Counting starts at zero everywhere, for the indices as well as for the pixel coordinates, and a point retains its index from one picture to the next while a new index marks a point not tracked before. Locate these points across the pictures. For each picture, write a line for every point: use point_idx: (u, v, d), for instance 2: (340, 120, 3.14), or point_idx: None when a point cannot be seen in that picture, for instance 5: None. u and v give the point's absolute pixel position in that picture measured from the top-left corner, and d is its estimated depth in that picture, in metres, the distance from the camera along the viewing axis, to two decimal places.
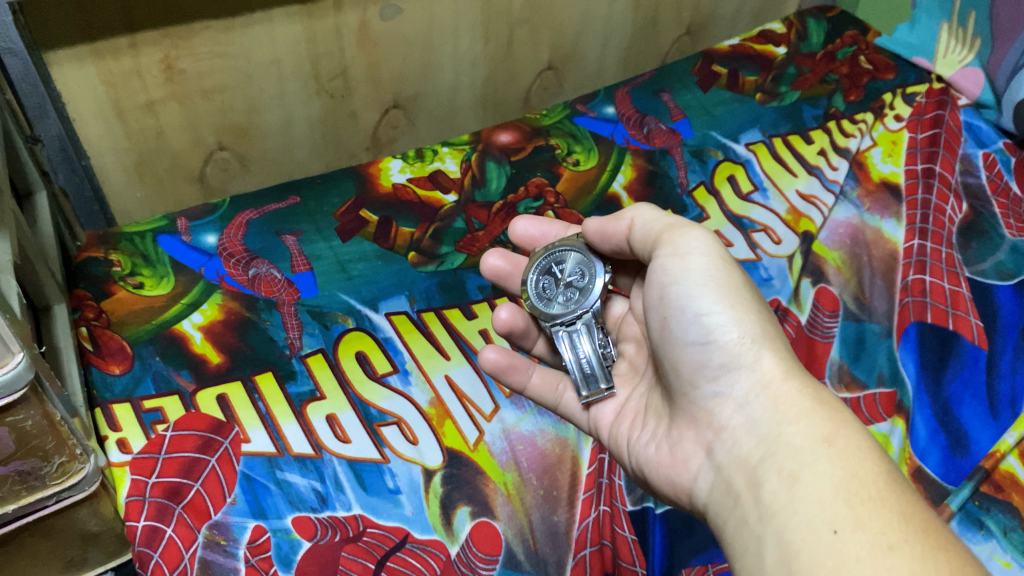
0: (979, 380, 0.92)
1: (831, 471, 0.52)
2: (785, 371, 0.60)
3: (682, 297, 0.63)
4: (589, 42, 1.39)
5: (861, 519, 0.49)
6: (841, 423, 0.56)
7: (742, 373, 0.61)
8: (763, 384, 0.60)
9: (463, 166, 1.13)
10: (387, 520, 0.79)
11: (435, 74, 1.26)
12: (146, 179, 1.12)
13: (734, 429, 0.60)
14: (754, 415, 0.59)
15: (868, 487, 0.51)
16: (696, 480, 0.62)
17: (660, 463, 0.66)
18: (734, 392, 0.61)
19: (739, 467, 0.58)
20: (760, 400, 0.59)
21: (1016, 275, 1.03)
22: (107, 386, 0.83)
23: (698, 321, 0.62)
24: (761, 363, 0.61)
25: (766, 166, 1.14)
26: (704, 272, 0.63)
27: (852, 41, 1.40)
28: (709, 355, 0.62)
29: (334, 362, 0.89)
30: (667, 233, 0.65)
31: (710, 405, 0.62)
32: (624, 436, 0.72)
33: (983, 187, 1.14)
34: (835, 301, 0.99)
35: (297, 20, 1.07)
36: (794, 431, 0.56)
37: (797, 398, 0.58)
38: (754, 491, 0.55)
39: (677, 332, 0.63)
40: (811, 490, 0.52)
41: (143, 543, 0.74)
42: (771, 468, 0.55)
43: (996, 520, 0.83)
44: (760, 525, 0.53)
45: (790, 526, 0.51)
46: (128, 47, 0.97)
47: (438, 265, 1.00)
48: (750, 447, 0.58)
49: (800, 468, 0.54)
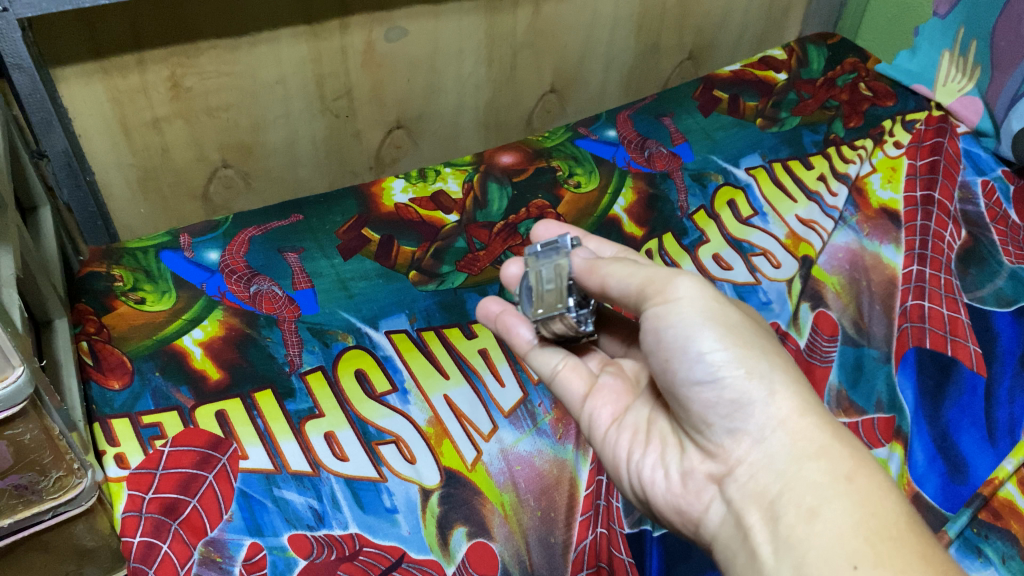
0: (977, 407, 0.93)
1: (850, 510, 0.51)
2: (800, 407, 0.57)
3: (679, 340, 0.58)
4: (590, 66, 1.41)
5: (882, 556, 0.48)
6: (851, 455, 0.55)
7: (754, 411, 0.57)
8: (778, 421, 0.57)
9: (465, 186, 1.13)
10: (383, 539, 0.78)
11: (438, 96, 1.27)
12: (149, 196, 1.13)
13: (748, 467, 0.57)
14: (771, 451, 0.56)
15: (888, 527, 0.50)
16: (707, 511, 0.60)
17: (667, 491, 0.63)
18: (747, 428, 0.57)
19: (755, 502, 0.56)
20: (776, 436, 0.56)
21: (1014, 302, 1.04)
22: (106, 401, 0.83)
23: (702, 360, 0.57)
24: (774, 400, 0.57)
25: (767, 191, 1.14)
26: (699, 313, 0.58)
27: (852, 68, 1.41)
28: (718, 395, 0.58)
29: (334, 380, 0.89)
30: (651, 274, 0.61)
31: (722, 441, 0.59)
32: (622, 452, 0.68)
33: (983, 214, 1.15)
34: (834, 325, 0.99)
35: (303, 40, 1.08)
36: (814, 466, 0.54)
37: (817, 434, 0.56)
38: (771, 525, 0.54)
39: (680, 374, 0.59)
40: (830, 526, 0.51)
41: (138, 559, 0.74)
42: (789, 502, 0.54)
43: (995, 547, 0.82)
44: (776, 561, 0.52)
45: (808, 558, 0.50)
46: (135, 65, 0.98)
47: (439, 285, 1.01)
48: (765, 486, 0.56)
49: (819, 503, 0.52)
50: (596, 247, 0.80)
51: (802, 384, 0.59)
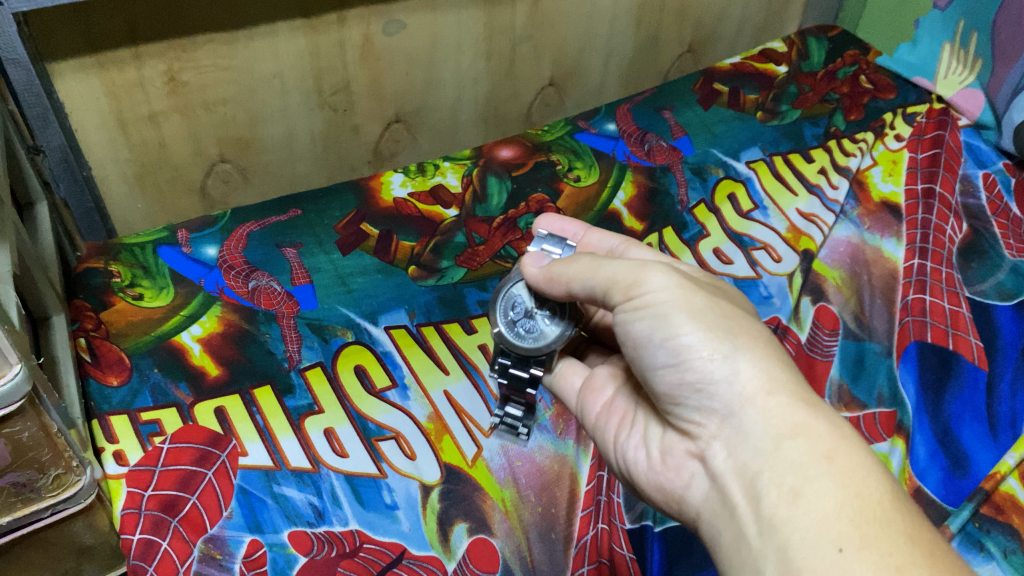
0: (979, 401, 0.92)
1: (833, 490, 0.49)
2: (769, 385, 0.55)
3: (641, 330, 0.58)
4: (590, 59, 1.40)
5: (867, 539, 0.46)
6: (846, 432, 0.53)
7: (718, 390, 0.56)
8: (746, 399, 0.55)
9: (464, 181, 1.12)
10: (383, 536, 0.78)
11: (437, 90, 1.27)
12: (146, 191, 1.12)
13: (723, 443, 0.56)
14: (742, 429, 0.55)
15: (872, 507, 0.48)
16: (687, 488, 0.60)
17: (649, 468, 0.64)
18: (714, 406, 0.56)
19: (736, 478, 0.54)
20: (745, 413, 0.55)
21: (1016, 295, 1.03)
22: (105, 398, 0.83)
23: (663, 345, 0.57)
24: (740, 378, 0.55)
25: (767, 185, 1.14)
26: (661, 300, 0.57)
27: (853, 61, 1.40)
28: (682, 377, 0.57)
29: (333, 375, 0.89)
30: (616, 272, 0.59)
31: (695, 418, 0.58)
32: (611, 435, 0.70)
33: (983, 207, 1.14)
34: (835, 320, 0.99)
35: (301, 34, 1.07)
36: (792, 446, 0.52)
37: (788, 412, 0.54)
38: (753, 504, 0.52)
39: (647, 358, 0.59)
40: (814, 507, 0.49)
41: (138, 556, 0.74)
42: (770, 482, 0.52)
43: (997, 542, 0.82)
44: (761, 542, 0.50)
45: (792, 543, 0.48)
46: (131, 59, 0.97)
47: (438, 280, 1.00)
48: (743, 463, 0.54)
49: (801, 483, 0.50)
50: (597, 239, 0.79)
51: (778, 359, 0.57)
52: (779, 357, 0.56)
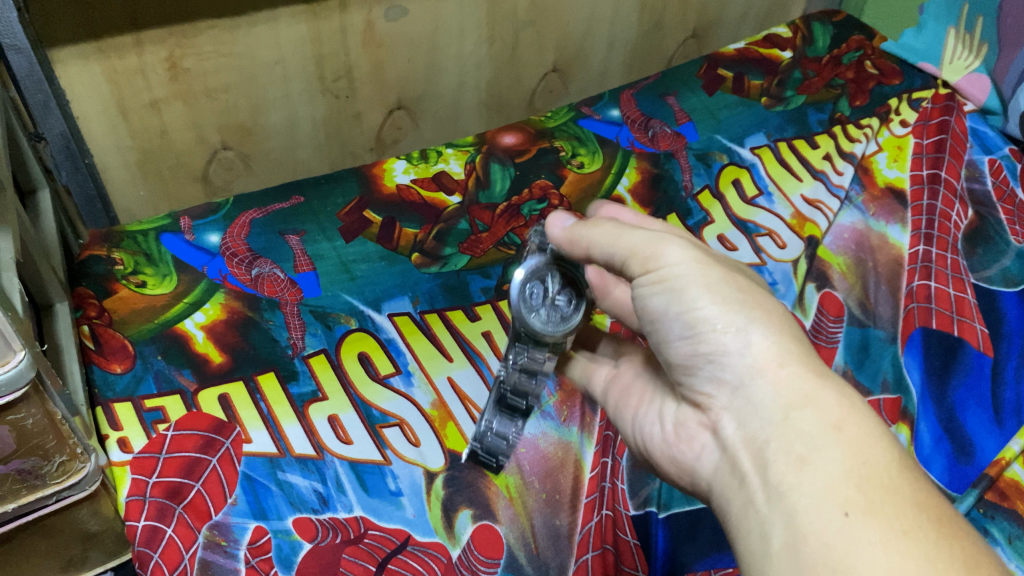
0: (983, 387, 0.92)
1: (842, 458, 0.49)
2: (781, 357, 0.54)
3: (656, 300, 0.57)
4: (594, 45, 1.39)
5: (874, 503, 0.46)
6: (857, 402, 0.53)
7: (731, 361, 0.55)
8: (757, 371, 0.55)
9: (467, 167, 1.12)
10: (388, 522, 0.79)
11: (440, 76, 1.26)
12: (148, 178, 1.12)
13: (734, 415, 0.56)
14: (752, 399, 0.54)
15: (879, 474, 0.48)
16: (698, 457, 0.60)
17: (663, 440, 0.64)
18: (726, 378, 0.56)
19: (747, 448, 0.54)
20: (757, 384, 0.54)
21: (1021, 282, 1.03)
22: (108, 385, 0.83)
23: (679, 315, 0.56)
24: (752, 351, 0.55)
25: (771, 171, 1.13)
26: (677, 272, 0.56)
27: (858, 46, 1.39)
28: (697, 349, 0.57)
29: (337, 362, 0.88)
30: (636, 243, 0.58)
31: (707, 390, 0.58)
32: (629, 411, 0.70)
33: (989, 193, 1.14)
34: (839, 305, 0.98)
35: (303, 19, 1.06)
36: (801, 415, 0.52)
37: (799, 383, 0.53)
38: (761, 473, 0.52)
39: (663, 329, 0.58)
40: (820, 475, 0.48)
41: (143, 542, 0.74)
42: (779, 450, 0.51)
43: (1001, 527, 0.82)
44: (769, 508, 0.50)
45: (799, 509, 0.48)
46: (132, 45, 0.97)
47: (442, 267, 1.00)
48: (753, 432, 0.54)
49: (809, 452, 0.50)
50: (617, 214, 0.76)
51: (792, 332, 0.56)
52: (794, 330, 0.56)
